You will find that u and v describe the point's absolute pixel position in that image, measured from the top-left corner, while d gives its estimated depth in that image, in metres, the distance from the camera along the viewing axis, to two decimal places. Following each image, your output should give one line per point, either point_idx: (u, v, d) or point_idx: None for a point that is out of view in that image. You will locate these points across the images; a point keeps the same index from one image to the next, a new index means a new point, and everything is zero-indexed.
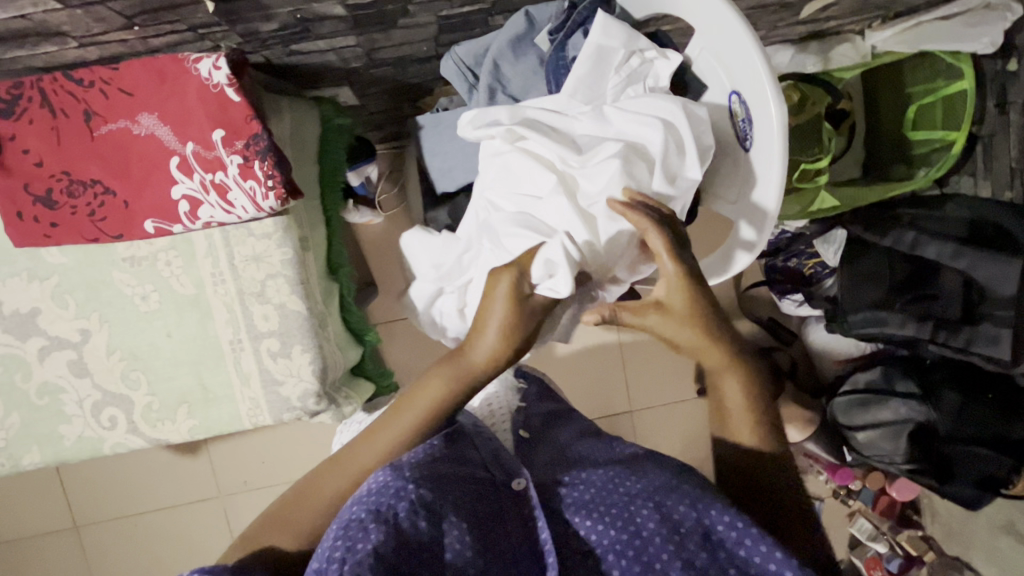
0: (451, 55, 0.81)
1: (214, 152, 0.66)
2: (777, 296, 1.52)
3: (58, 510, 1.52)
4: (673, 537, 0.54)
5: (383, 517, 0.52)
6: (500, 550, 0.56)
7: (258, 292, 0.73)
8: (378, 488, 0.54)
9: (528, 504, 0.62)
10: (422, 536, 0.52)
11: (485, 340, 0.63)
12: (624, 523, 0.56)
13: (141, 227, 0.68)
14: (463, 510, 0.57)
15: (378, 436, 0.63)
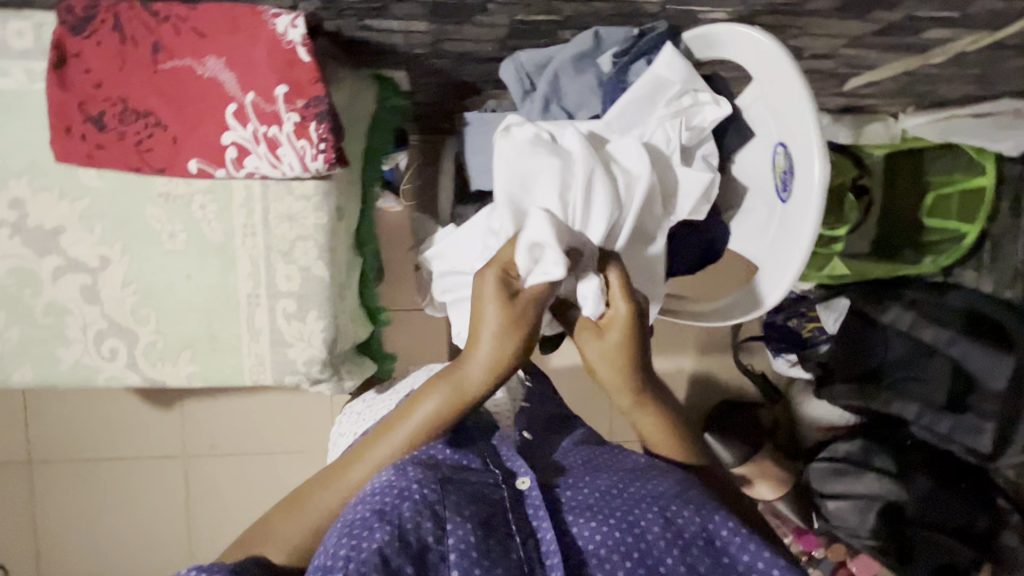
0: (513, 60, 0.83)
1: (273, 106, 0.66)
2: (771, 352, 1.55)
3: (13, 443, 1.46)
4: (676, 543, 0.58)
5: (387, 519, 0.55)
6: (505, 548, 0.57)
7: (286, 251, 0.72)
8: (379, 493, 0.58)
9: (533, 504, 0.63)
10: (426, 538, 0.55)
11: (483, 349, 0.63)
12: (629, 526, 0.59)
13: (184, 165, 0.68)
14: (466, 509, 0.59)
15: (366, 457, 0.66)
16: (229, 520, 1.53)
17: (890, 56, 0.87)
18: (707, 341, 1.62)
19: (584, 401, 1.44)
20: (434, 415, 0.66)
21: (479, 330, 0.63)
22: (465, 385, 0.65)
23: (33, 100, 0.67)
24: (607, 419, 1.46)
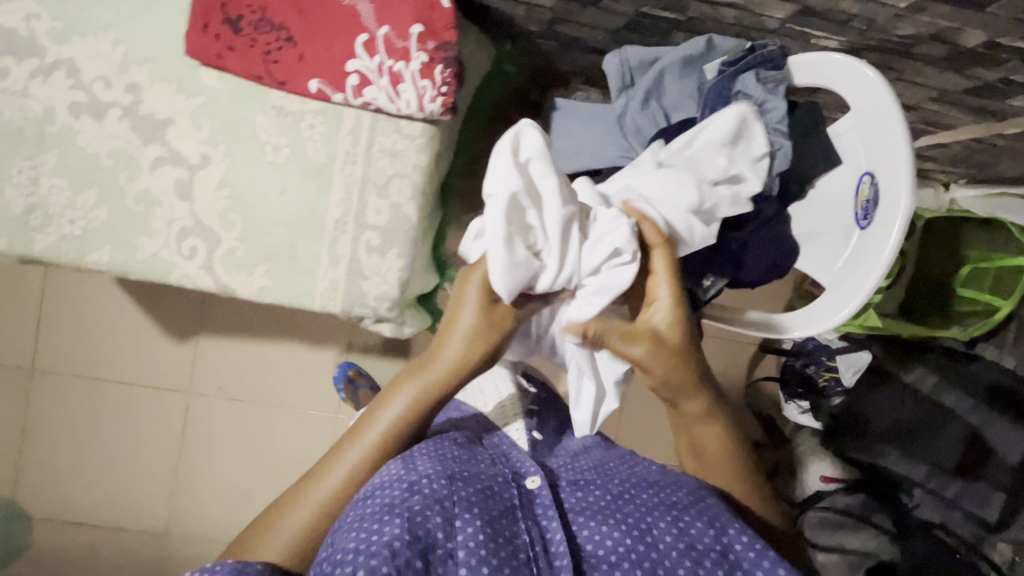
0: (618, 54, 0.86)
1: (404, 43, 0.68)
2: (784, 397, 1.56)
3: (20, 348, 1.44)
4: (690, 552, 0.63)
5: (401, 510, 0.59)
6: (509, 543, 0.61)
7: (381, 185, 0.74)
8: (388, 486, 0.63)
9: (543, 506, 0.69)
10: (434, 532, 0.58)
11: (449, 349, 0.71)
12: (641, 533, 0.64)
13: (305, 83, 0.70)
14: (477, 504, 0.63)
15: (348, 452, 0.71)
16: (219, 466, 1.49)
17: (967, 118, 0.92)
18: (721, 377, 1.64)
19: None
20: (412, 405, 0.72)
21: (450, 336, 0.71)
22: (440, 375, 0.72)
23: None
24: (615, 431, 1.47)
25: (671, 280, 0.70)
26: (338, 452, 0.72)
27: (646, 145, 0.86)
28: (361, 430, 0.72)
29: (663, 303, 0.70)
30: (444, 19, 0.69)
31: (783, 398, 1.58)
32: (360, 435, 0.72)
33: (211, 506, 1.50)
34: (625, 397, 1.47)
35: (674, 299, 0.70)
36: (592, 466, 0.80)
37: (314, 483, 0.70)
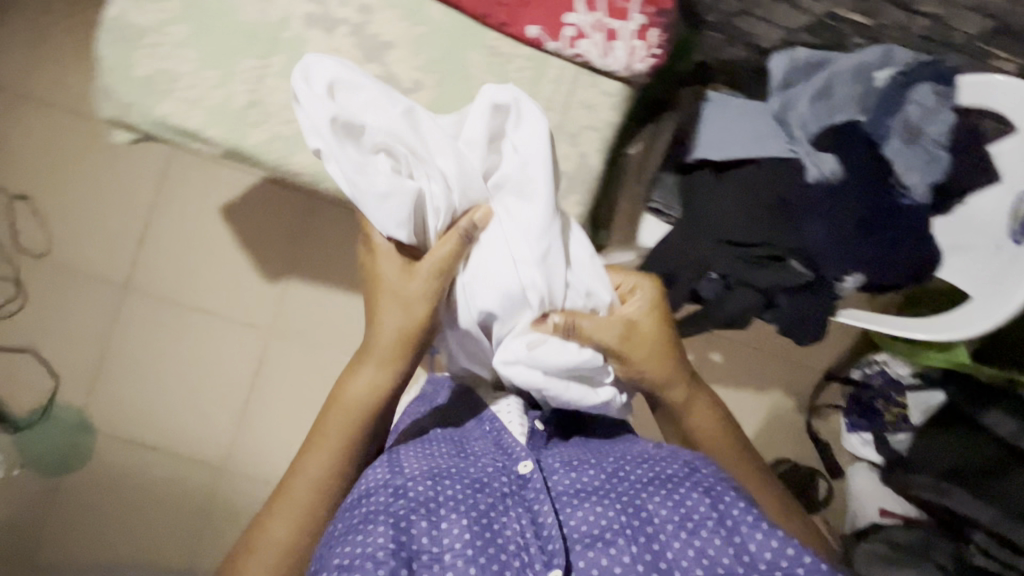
0: (787, 54, 0.91)
1: (625, 3, 0.73)
2: (846, 427, 1.58)
3: (118, 264, 1.48)
4: (684, 525, 0.65)
5: (385, 517, 0.64)
6: (497, 536, 0.66)
7: (573, 134, 0.78)
8: (377, 492, 0.68)
9: (535, 492, 0.72)
10: (419, 537, 0.63)
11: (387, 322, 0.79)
12: (633, 512, 0.68)
13: (525, 28, 0.75)
14: (464, 499, 0.68)
15: (319, 440, 0.79)
16: (284, 409, 1.51)
17: None
18: (780, 400, 1.66)
19: None
20: (371, 383, 0.80)
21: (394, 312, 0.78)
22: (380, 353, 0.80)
23: None
24: None
25: (650, 304, 0.83)
26: (312, 447, 0.79)
27: (811, 140, 0.89)
28: (327, 415, 0.81)
29: (649, 322, 0.82)
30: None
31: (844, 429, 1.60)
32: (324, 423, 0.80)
33: (270, 448, 1.50)
34: None
35: (659, 323, 0.83)
36: (580, 448, 0.82)
37: (298, 476, 0.78)
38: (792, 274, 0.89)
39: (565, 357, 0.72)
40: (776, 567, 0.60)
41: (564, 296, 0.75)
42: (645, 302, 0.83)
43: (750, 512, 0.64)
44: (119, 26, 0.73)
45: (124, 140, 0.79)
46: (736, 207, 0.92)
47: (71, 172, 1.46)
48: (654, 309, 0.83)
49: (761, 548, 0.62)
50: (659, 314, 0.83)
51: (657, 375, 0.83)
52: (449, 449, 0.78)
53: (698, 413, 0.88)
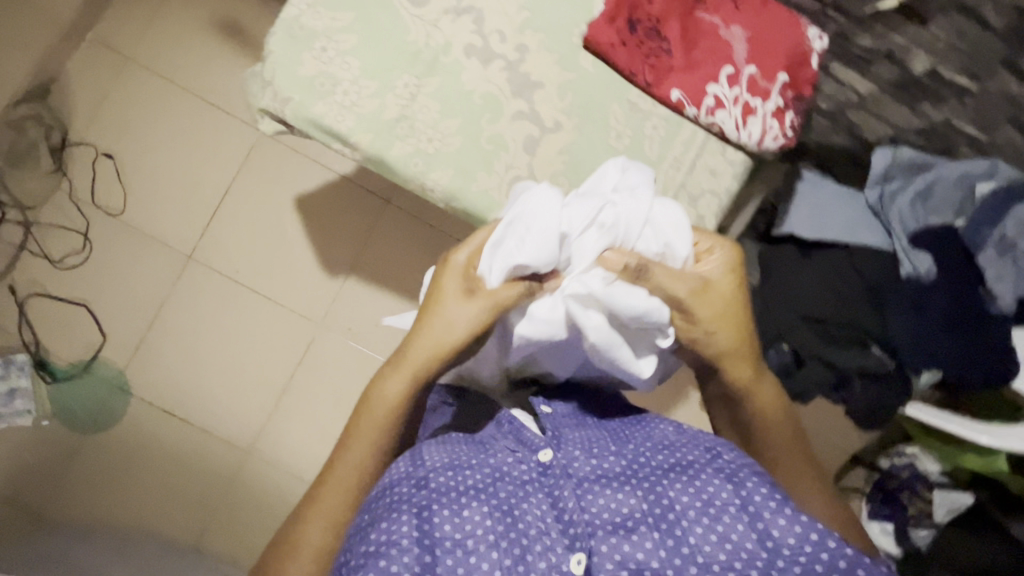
0: (890, 151, 0.96)
1: (767, 85, 0.78)
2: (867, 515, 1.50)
3: (185, 233, 1.50)
4: (707, 510, 0.59)
5: (410, 507, 0.60)
6: (519, 524, 0.61)
7: (694, 195, 0.81)
8: (398, 484, 0.64)
9: (556, 476, 0.66)
10: (444, 529, 0.59)
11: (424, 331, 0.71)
12: (655, 498, 0.62)
13: (668, 91, 0.79)
14: (483, 488, 0.63)
15: (337, 465, 0.71)
16: (317, 405, 1.49)
17: None
18: None
19: None
20: (395, 396, 0.71)
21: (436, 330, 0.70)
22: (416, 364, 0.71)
23: None
24: None
25: (727, 266, 0.73)
26: (326, 474, 0.71)
27: (908, 236, 0.93)
28: (348, 440, 0.72)
29: (728, 286, 0.72)
30: (806, 75, 0.79)
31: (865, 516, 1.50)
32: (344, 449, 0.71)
33: (297, 439, 1.48)
34: None
35: (736, 290, 0.72)
36: (600, 427, 0.73)
37: (313, 512, 0.68)
38: (875, 359, 0.93)
39: (635, 300, 0.67)
40: (799, 552, 0.55)
41: (638, 236, 0.70)
42: (721, 265, 0.73)
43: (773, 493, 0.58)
44: (292, 26, 0.77)
45: (267, 129, 0.82)
46: (823, 287, 0.95)
47: (159, 139, 1.50)
48: (731, 270, 0.73)
49: (784, 533, 0.56)
50: (734, 279, 0.73)
51: (724, 345, 0.73)
52: (468, 438, 0.72)
53: (761, 392, 0.76)
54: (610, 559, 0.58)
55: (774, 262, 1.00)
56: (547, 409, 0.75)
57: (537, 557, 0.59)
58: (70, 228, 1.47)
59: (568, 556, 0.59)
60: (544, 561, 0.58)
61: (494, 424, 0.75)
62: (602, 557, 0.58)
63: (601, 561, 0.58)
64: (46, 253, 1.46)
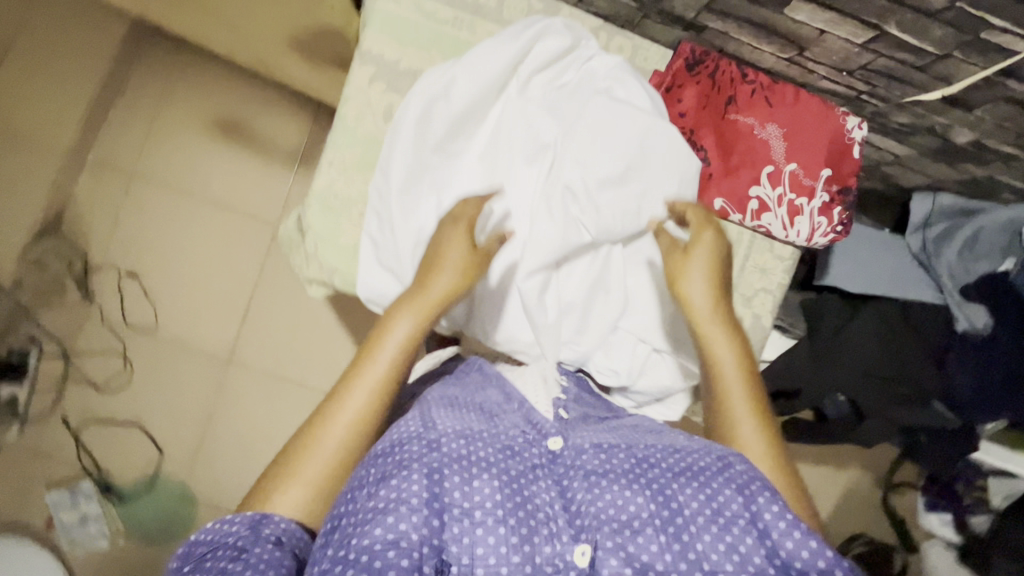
0: (929, 199, 0.96)
1: (811, 182, 0.77)
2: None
3: (221, 338, 1.51)
4: (715, 519, 0.56)
5: (420, 465, 0.55)
6: (529, 506, 0.56)
7: (747, 297, 0.82)
8: (399, 448, 0.56)
9: (567, 468, 0.60)
10: (453, 495, 0.54)
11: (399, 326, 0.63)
12: (665, 500, 0.57)
13: (711, 200, 0.78)
14: (497, 462, 0.58)
15: (348, 397, 0.60)
16: None
17: None
18: (856, 478, 1.62)
19: None
20: (412, 334, 0.63)
21: (447, 259, 0.66)
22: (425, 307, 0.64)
23: None
24: None
25: (710, 277, 0.66)
26: (340, 396, 0.61)
27: (959, 290, 0.93)
28: (361, 360, 0.62)
29: (694, 289, 0.67)
30: (849, 166, 0.79)
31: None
32: (360, 373, 0.61)
33: None
34: None
35: (711, 291, 0.67)
36: (610, 423, 0.68)
37: (322, 426, 0.59)
38: (937, 416, 0.96)
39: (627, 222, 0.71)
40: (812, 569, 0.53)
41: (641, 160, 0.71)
42: (703, 270, 0.67)
43: (786, 513, 0.54)
44: (328, 196, 0.77)
45: (317, 293, 0.82)
46: (872, 347, 0.96)
47: (177, 249, 1.50)
48: (718, 253, 0.67)
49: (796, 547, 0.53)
50: (716, 284, 0.67)
51: (695, 307, 0.67)
52: (477, 404, 0.65)
53: (732, 371, 0.66)
54: (614, 554, 0.55)
55: (818, 316, 1.00)
56: (564, 414, 0.66)
57: (544, 541, 0.55)
58: (109, 351, 1.48)
59: (573, 546, 0.55)
60: (551, 546, 0.54)
61: (501, 398, 0.67)
62: (606, 550, 0.55)
63: (604, 556, 0.55)
64: (90, 380, 1.48)
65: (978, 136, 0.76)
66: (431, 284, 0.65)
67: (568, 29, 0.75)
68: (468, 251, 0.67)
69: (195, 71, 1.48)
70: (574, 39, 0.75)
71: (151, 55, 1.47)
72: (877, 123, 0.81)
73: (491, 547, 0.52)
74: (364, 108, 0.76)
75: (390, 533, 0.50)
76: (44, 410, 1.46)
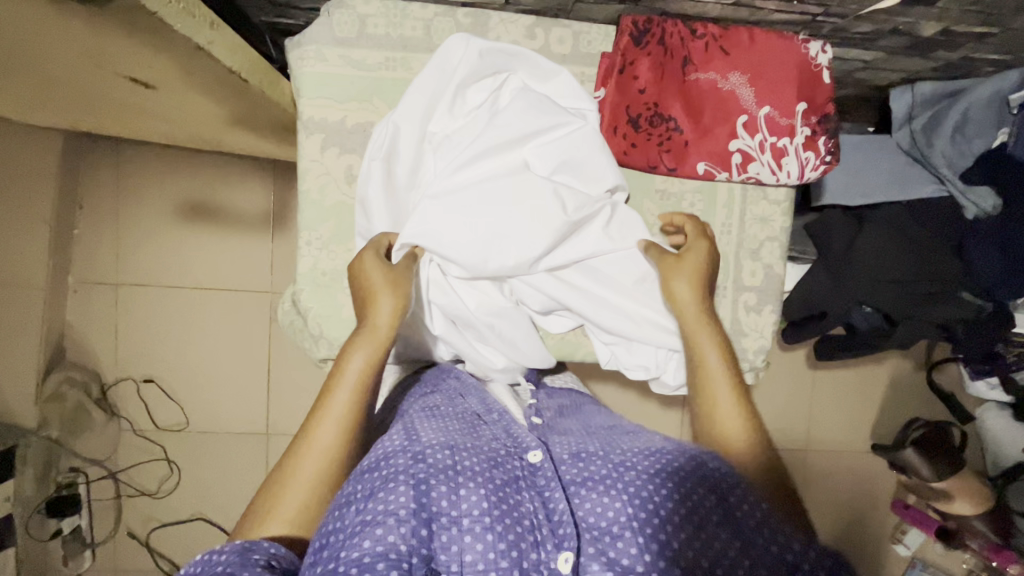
0: (907, 92, 0.94)
1: (788, 120, 0.74)
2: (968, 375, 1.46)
3: (253, 416, 1.51)
4: (689, 518, 0.54)
5: (406, 476, 0.52)
6: (514, 513, 0.53)
7: (754, 250, 0.81)
8: (384, 462, 0.54)
9: (547, 479, 0.57)
10: (439, 500, 0.51)
11: (354, 359, 0.61)
12: (642, 502, 0.55)
13: (695, 166, 0.76)
14: (483, 470, 0.55)
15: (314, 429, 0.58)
16: None
17: None
18: (899, 367, 1.62)
19: (787, 398, 1.58)
20: (370, 366, 0.61)
21: (374, 284, 0.65)
22: (375, 339, 0.62)
23: None
24: (806, 415, 1.60)
25: (691, 279, 0.71)
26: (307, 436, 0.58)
27: (960, 178, 0.92)
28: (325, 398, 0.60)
29: (682, 294, 0.71)
30: (822, 93, 0.76)
31: (965, 375, 1.48)
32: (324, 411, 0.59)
33: None
34: (813, 383, 1.60)
35: (693, 294, 0.71)
36: (590, 434, 0.67)
37: (296, 461, 0.57)
38: (969, 303, 0.98)
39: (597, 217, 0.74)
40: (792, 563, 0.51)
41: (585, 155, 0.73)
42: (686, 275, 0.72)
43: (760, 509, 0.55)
44: (316, 275, 0.75)
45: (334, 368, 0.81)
46: (893, 249, 0.94)
47: (183, 343, 1.48)
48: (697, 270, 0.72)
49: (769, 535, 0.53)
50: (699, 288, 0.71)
51: (677, 292, 0.71)
52: (459, 416, 0.65)
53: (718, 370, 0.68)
54: (597, 559, 0.52)
55: (828, 233, 0.97)
56: (537, 420, 0.70)
57: (531, 548, 0.51)
58: (153, 458, 1.50)
59: (556, 554, 0.52)
60: (538, 552, 0.51)
61: (480, 409, 0.67)
62: (588, 556, 0.53)
63: (587, 563, 0.52)
64: (143, 490, 1.50)
65: (946, 25, 0.73)
66: (377, 315, 0.63)
67: (488, 56, 0.72)
68: (386, 271, 0.66)
69: (143, 165, 1.44)
70: (496, 66, 0.72)
71: (95, 162, 1.44)
72: (838, 37, 0.78)
73: (479, 554, 0.50)
74: (324, 177, 0.74)
75: (379, 545, 0.47)
76: (109, 530, 1.49)
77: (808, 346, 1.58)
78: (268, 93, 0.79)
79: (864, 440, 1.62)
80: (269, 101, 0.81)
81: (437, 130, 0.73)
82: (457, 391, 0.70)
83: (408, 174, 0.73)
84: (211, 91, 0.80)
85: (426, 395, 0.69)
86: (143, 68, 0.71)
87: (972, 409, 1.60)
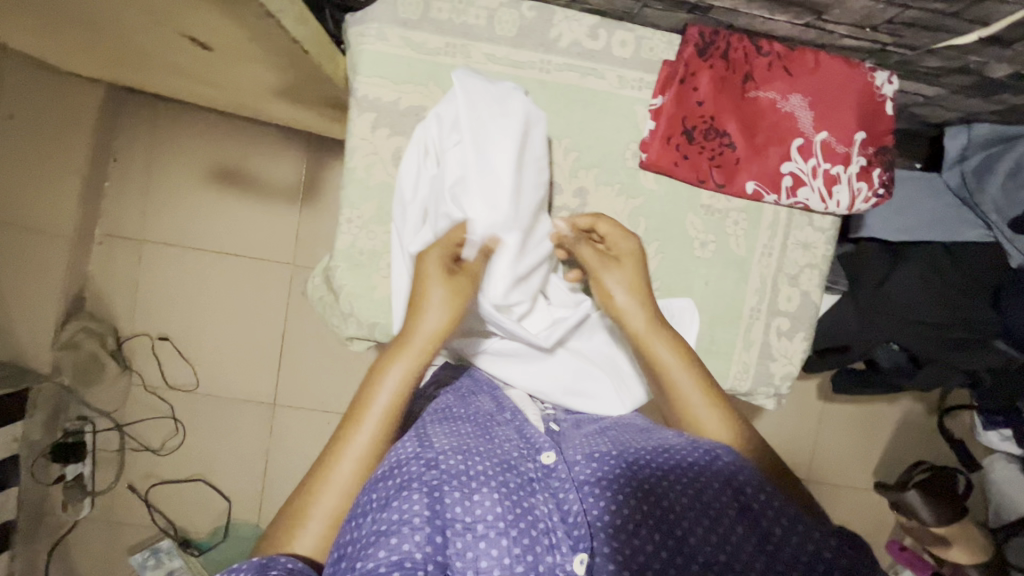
0: (964, 132, 0.94)
1: (845, 148, 0.74)
2: (981, 424, 1.44)
3: (263, 385, 1.51)
4: (709, 513, 0.54)
5: (419, 484, 0.51)
6: (529, 517, 0.52)
7: (793, 275, 0.80)
8: (397, 470, 0.53)
9: (561, 481, 0.57)
10: (453, 507, 0.51)
11: (391, 375, 0.59)
12: (655, 500, 0.55)
13: (744, 185, 0.75)
14: (495, 473, 0.54)
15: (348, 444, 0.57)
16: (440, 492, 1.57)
17: None
18: (912, 408, 1.61)
19: (793, 427, 1.58)
20: (405, 384, 0.59)
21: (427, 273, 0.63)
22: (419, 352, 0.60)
23: (630, 108, 0.76)
24: (812, 446, 1.59)
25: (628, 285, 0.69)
26: (337, 452, 0.57)
27: (1008, 223, 0.89)
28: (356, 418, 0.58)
29: (627, 306, 0.69)
30: (882, 124, 0.75)
31: (978, 424, 1.46)
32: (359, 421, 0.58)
33: None
34: (823, 415, 1.58)
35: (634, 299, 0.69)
36: (600, 431, 0.66)
37: (331, 464, 0.56)
38: (1001, 354, 0.95)
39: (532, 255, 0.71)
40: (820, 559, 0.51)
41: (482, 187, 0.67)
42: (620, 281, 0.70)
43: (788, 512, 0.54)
44: (353, 253, 0.75)
45: (359, 348, 0.81)
46: (924, 288, 0.93)
47: (201, 306, 1.49)
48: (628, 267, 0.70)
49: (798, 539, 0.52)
50: (640, 292, 0.69)
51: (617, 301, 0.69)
52: (472, 416, 0.64)
53: (694, 393, 0.65)
54: (612, 558, 0.52)
55: (860, 268, 0.97)
56: (554, 427, 0.69)
57: (545, 550, 0.51)
58: (159, 415, 1.51)
59: (571, 556, 0.52)
60: (552, 556, 0.51)
61: (493, 408, 0.68)
62: (604, 556, 0.52)
63: (603, 563, 0.52)
64: (147, 446, 1.51)
65: (1017, 69, 0.71)
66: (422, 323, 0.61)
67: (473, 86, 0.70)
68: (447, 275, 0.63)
69: (181, 126, 1.45)
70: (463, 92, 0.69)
71: (133, 117, 1.44)
72: (904, 69, 0.77)
73: (496, 559, 0.49)
74: (372, 157, 0.74)
75: (394, 555, 0.47)
76: (110, 481, 1.50)
77: (821, 377, 1.57)
78: (324, 66, 0.79)
79: (868, 476, 1.61)
80: (325, 75, 0.81)
81: (421, 147, 0.72)
82: (471, 391, 0.71)
83: (409, 191, 0.72)
84: (268, 60, 0.80)
85: (440, 397, 0.69)
86: (206, 30, 0.71)
87: (981, 458, 1.58)
